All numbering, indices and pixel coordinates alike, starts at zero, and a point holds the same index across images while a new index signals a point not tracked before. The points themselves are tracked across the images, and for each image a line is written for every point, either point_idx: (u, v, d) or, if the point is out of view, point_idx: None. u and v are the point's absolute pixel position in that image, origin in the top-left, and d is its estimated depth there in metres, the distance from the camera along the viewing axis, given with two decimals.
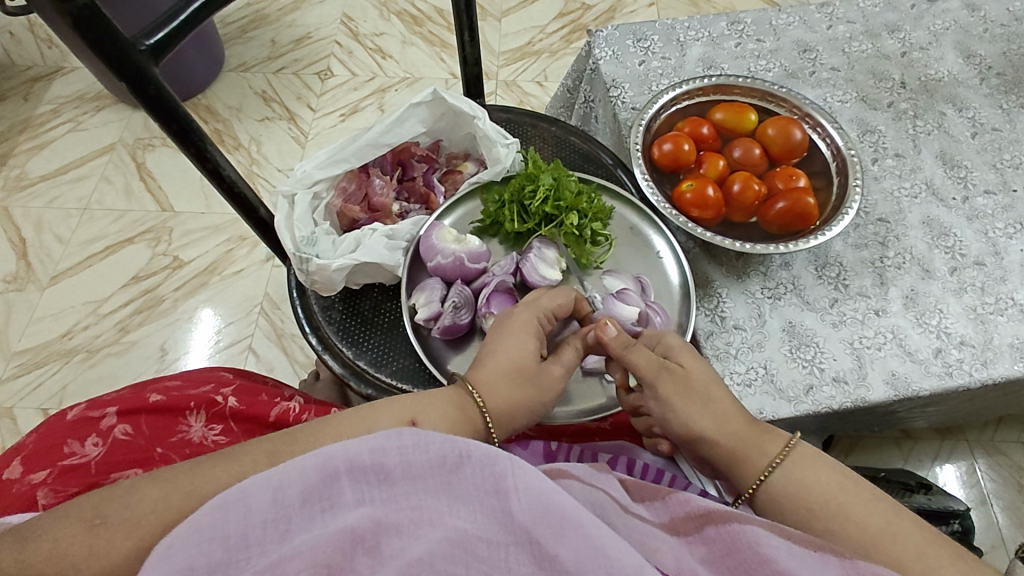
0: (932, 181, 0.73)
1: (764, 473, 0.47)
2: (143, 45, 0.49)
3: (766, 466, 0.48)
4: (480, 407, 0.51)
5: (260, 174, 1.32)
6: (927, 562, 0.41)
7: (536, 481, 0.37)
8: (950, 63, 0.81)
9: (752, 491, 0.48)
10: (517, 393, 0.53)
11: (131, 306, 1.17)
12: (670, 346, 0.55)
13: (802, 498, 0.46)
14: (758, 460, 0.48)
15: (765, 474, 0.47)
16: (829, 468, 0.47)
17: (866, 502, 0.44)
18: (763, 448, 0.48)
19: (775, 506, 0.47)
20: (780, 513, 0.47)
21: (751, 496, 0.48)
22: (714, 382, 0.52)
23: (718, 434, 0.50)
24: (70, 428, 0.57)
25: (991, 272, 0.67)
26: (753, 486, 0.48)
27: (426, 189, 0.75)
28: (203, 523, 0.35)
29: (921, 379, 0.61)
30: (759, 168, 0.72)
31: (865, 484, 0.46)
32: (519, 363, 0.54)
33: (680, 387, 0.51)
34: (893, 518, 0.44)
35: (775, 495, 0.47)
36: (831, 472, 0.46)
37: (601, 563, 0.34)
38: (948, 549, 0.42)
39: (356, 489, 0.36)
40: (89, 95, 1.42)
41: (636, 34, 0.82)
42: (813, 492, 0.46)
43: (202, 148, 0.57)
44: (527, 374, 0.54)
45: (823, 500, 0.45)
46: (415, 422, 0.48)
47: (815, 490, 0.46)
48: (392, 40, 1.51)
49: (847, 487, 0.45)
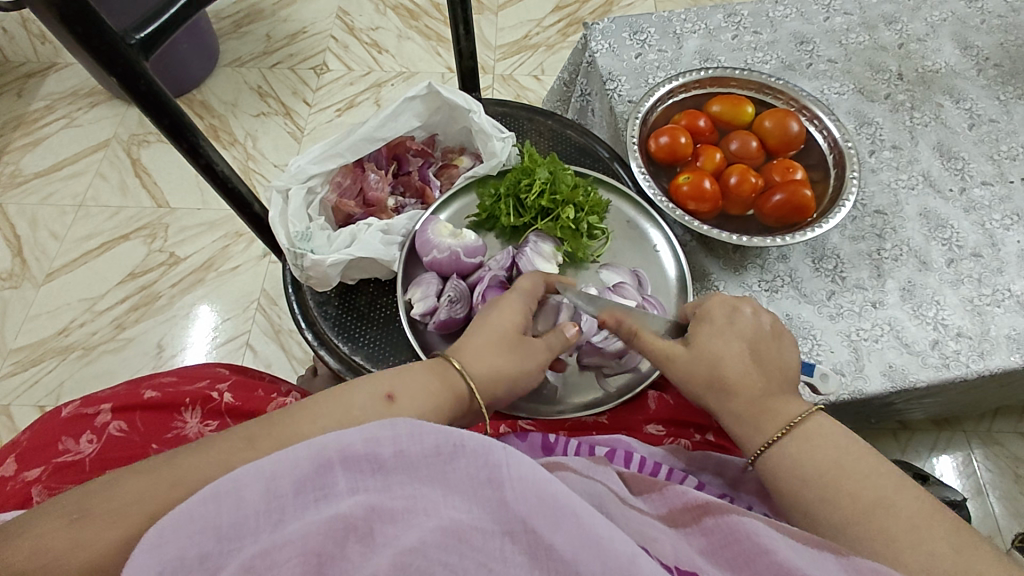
0: (929, 173, 0.73)
1: (771, 438, 0.48)
2: (133, 40, 0.49)
3: (774, 433, 0.49)
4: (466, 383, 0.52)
5: (255, 169, 1.31)
6: (915, 537, 0.41)
7: (531, 470, 0.37)
8: (947, 54, 0.81)
9: (757, 455, 0.49)
10: (498, 357, 0.54)
11: (128, 303, 1.17)
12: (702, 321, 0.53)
13: (802, 466, 0.46)
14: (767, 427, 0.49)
15: (771, 439, 0.49)
16: (837, 440, 0.47)
17: (866, 476, 0.45)
18: (773, 415, 0.49)
19: (775, 471, 0.48)
20: (779, 479, 0.47)
21: (755, 459, 0.49)
22: (728, 353, 0.51)
23: (733, 402, 0.50)
24: (65, 425, 0.57)
25: (988, 264, 0.67)
26: (759, 449, 0.49)
27: (422, 183, 0.75)
28: (195, 513, 0.34)
29: (918, 370, 0.61)
30: (756, 161, 0.72)
31: (871, 458, 0.46)
32: (504, 330, 0.55)
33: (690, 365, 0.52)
34: (890, 493, 0.44)
35: (778, 460, 0.48)
36: (838, 444, 0.47)
37: (597, 553, 0.34)
38: (944, 526, 0.42)
39: (349, 478, 0.36)
40: (82, 91, 1.41)
41: (632, 27, 0.82)
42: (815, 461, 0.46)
43: (195, 143, 0.56)
44: (510, 342, 0.55)
45: (823, 471, 0.46)
46: (391, 395, 0.48)
47: (817, 461, 0.46)
48: (387, 34, 1.50)
49: (851, 460, 0.46)
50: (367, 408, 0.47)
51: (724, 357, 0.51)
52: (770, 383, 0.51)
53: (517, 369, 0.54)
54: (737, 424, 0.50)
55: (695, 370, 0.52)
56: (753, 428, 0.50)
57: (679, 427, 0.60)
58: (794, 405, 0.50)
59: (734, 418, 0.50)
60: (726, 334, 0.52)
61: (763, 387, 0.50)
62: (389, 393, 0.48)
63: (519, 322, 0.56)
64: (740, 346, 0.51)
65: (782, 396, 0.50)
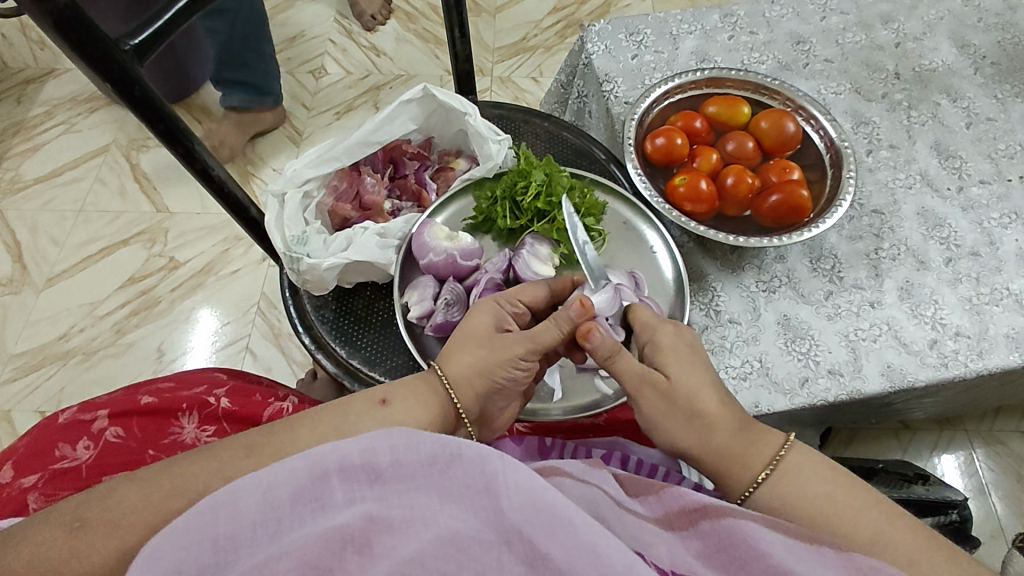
0: (926, 172, 0.72)
1: (756, 479, 0.47)
2: (127, 46, 0.49)
3: (757, 473, 0.47)
4: (455, 402, 0.51)
5: (254, 173, 1.32)
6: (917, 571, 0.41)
7: (527, 479, 0.37)
8: (944, 53, 0.81)
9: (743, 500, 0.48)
10: (472, 354, 0.52)
11: (128, 308, 1.17)
12: (660, 349, 0.53)
13: (792, 506, 0.46)
14: (750, 469, 0.48)
15: (757, 479, 0.47)
16: (823, 470, 0.47)
17: (859, 507, 0.44)
18: (754, 452, 0.48)
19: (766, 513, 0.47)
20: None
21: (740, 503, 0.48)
22: (701, 389, 0.50)
23: (719, 439, 0.49)
24: (61, 431, 0.57)
25: (986, 263, 0.67)
26: (745, 492, 0.47)
27: (418, 187, 0.75)
28: (192, 527, 0.34)
29: (916, 370, 0.61)
30: (752, 161, 0.72)
31: (859, 489, 0.46)
32: (473, 328, 0.54)
33: (664, 407, 0.50)
34: (885, 528, 0.43)
35: (767, 501, 0.46)
36: (824, 478, 0.46)
37: (593, 562, 0.34)
38: (945, 558, 0.42)
39: (347, 488, 0.36)
40: (82, 97, 1.42)
41: (628, 28, 0.82)
42: (807, 495, 0.46)
43: (190, 148, 0.57)
44: (482, 338, 0.53)
45: (816, 508, 0.45)
46: (385, 400, 0.48)
47: (809, 495, 0.45)
48: (386, 37, 1.50)
49: (840, 486, 0.46)
50: (359, 409, 0.47)
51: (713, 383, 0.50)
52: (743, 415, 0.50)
53: (495, 359, 0.52)
54: (719, 467, 0.49)
55: (671, 408, 0.50)
56: (741, 465, 0.48)
57: None
58: (775, 437, 0.49)
59: (713, 460, 0.49)
60: (686, 360, 0.52)
61: (740, 420, 0.49)
62: (383, 398, 0.49)
63: (492, 319, 0.55)
64: (703, 374, 0.51)
65: (759, 427, 0.50)
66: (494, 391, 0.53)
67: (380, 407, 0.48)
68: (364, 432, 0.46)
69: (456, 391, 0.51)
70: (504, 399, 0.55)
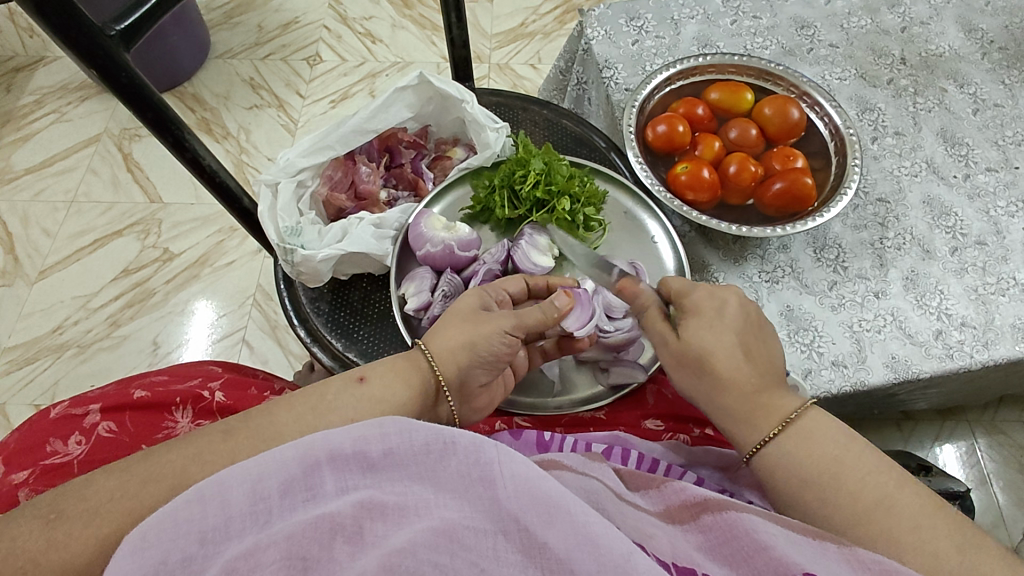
0: (932, 159, 0.71)
1: (767, 436, 0.47)
2: (112, 30, 0.47)
3: (768, 431, 0.47)
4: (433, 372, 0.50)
5: (249, 162, 1.30)
6: (919, 537, 0.40)
7: (522, 468, 0.36)
8: (950, 37, 0.79)
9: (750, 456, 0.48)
10: (455, 328, 0.52)
11: (122, 300, 1.16)
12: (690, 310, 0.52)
13: (798, 465, 0.45)
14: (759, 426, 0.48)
15: (764, 438, 0.47)
16: (833, 437, 0.46)
17: (866, 473, 0.43)
18: (765, 412, 0.48)
19: (771, 472, 0.46)
20: (778, 480, 0.46)
21: (751, 456, 0.48)
22: (719, 350, 0.49)
23: (726, 397, 0.49)
24: (52, 426, 0.56)
25: (992, 252, 0.65)
26: (753, 448, 0.47)
27: (414, 176, 0.73)
28: (179, 518, 0.33)
29: (921, 361, 0.60)
30: (755, 149, 0.71)
31: (869, 453, 0.45)
32: (458, 309, 0.54)
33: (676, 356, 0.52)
34: (891, 491, 0.42)
35: (775, 458, 0.46)
36: (833, 441, 0.45)
37: (592, 551, 0.33)
38: (945, 526, 0.40)
39: (338, 478, 0.35)
40: (72, 86, 1.40)
41: (629, 13, 0.80)
42: (813, 453, 0.45)
43: (180, 136, 0.55)
44: (467, 314, 0.53)
45: (818, 471, 0.44)
46: (362, 377, 0.48)
47: (812, 457, 0.45)
48: (381, 24, 1.48)
49: (848, 451, 0.45)
50: (336, 387, 0.47)
51: (714, 355, 0.49)
52: (764, 377, 0.49)
53: (478, 332, 0.52)
54: (729, 420, 0.49)
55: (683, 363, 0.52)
56: (747, 424, 0.48)
57: (677, 422, 0.59)
58: (788, 401, 0.48)
59: (727, 416, 0.49)
60: (708, 327, 0.51)
61: (756, 383, 0.49)
62: (360, 376, 0.48)
63: (477, 301, 0.55)
64: (723, 342, 0.50)
65: (774, 390, 0.49)
66: (477, 365, 0.52)
67: (356, 384, 0.47)
68: (341, 407, 0.45)
69: (438, 365, 0.50)
70: (486, 373, 0.54)
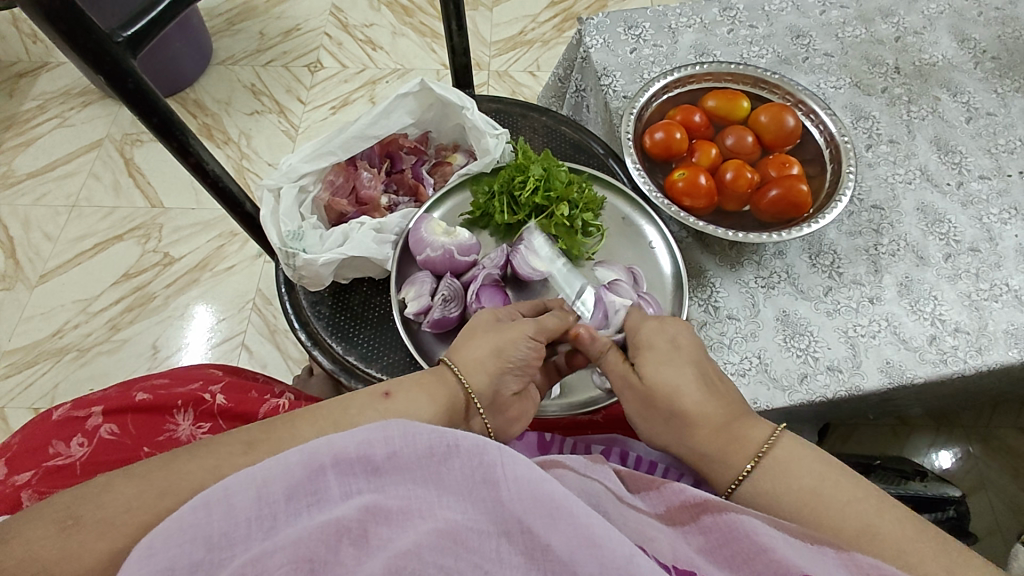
0: (926, 167, 0.72)
1: (742, 471, 0.47)
2: (120, 37, 0.48)
3: (743, 465, 0.47)
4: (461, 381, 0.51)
5: (249, 168, 1.31)
6: (907, 561, 0.41)
7: (526, 471, 0.36)
8: (944, 47, 0.80)
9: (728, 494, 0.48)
10: (480, 339, 0.53)
11: (122, 304, 1.16)
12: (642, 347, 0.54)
13: (778, 496, 0.46)
14: (746, 447, 0.48)
15: (741, 473, 0.47)
16: (810, 467, 0.46)
17: (847, 501, 0.44)
18: (737, 447, 0.48)
19: (753, 502, 0.47)
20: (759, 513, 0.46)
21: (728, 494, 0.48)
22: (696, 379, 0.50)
23: (695, 436, 0.49)
24: (55, 428, 0.56)
25: (985, 258, 0.66)
26: (729, 486, 0.48)
27: (415, 181, 0.75)
28: (186, 522, 0.34)
29: (915, 366, 0.61)
30: (751, 156, 0.71)
31: (847, 479, 0.45)
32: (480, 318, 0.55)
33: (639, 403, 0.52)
34: (873, 517, 0.43)
35: (757, 490, 0.46)
36: (814, 468, 0.46)
37: (594, 554, 0.33)
38: (932, 547, 0.41)
39: (343, 482, 0.36)
40: (75, 91, 1.41)
41: (627, 21, 0.81)
42: (792, 481, 0.46)
43: (184, 141, 0.56)
44: (486, 327, 0.54)
45: (801, 499, 0.45)
46: (388, 393, 0.48)
47: (793, 491, 0.45)
48: (382, 31, 1.49)
49: (826, 482, 0.45)
50: (360, 403, 0.47)
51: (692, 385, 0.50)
52: (732, 406, 0.50)
53: (505, 338, 0.52)
54: (703, 460, 0.49)
55: (653, 408, 0.51)
56: (718, 462, 0.48)
57: None
58: (760, 430, 0.48)
59: (699, 453, 0.49)
60: (670, 361, 0.52)
61: (729, 412, 0.49)
62: (386, 391, 0.48)
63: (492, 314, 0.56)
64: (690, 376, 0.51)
65: (747, 419, 0.50)
66: (506, 370, 0.52)
67: (381, 399, 0.47)
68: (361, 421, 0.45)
69: (466, 375, 0.51)
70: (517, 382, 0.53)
